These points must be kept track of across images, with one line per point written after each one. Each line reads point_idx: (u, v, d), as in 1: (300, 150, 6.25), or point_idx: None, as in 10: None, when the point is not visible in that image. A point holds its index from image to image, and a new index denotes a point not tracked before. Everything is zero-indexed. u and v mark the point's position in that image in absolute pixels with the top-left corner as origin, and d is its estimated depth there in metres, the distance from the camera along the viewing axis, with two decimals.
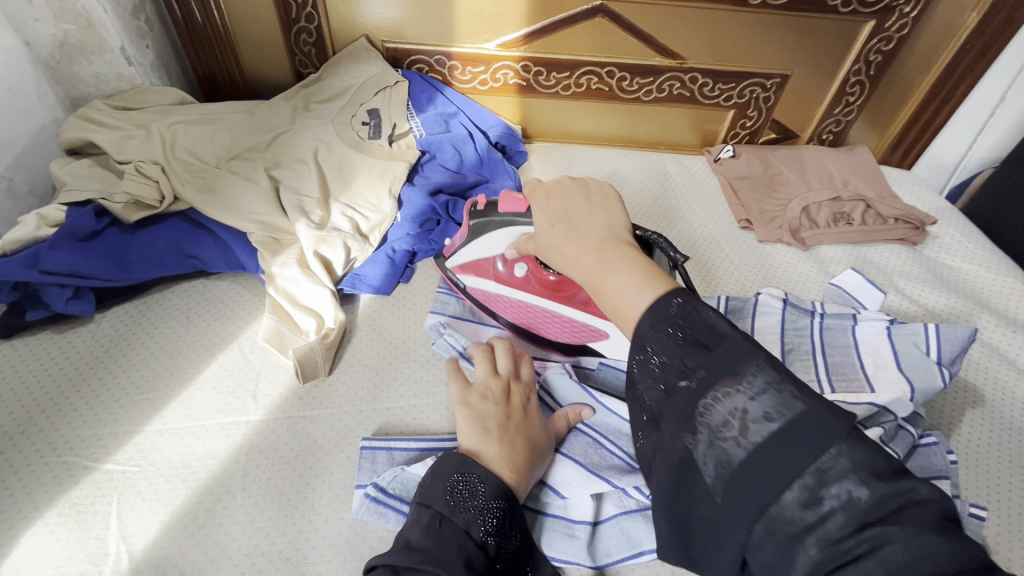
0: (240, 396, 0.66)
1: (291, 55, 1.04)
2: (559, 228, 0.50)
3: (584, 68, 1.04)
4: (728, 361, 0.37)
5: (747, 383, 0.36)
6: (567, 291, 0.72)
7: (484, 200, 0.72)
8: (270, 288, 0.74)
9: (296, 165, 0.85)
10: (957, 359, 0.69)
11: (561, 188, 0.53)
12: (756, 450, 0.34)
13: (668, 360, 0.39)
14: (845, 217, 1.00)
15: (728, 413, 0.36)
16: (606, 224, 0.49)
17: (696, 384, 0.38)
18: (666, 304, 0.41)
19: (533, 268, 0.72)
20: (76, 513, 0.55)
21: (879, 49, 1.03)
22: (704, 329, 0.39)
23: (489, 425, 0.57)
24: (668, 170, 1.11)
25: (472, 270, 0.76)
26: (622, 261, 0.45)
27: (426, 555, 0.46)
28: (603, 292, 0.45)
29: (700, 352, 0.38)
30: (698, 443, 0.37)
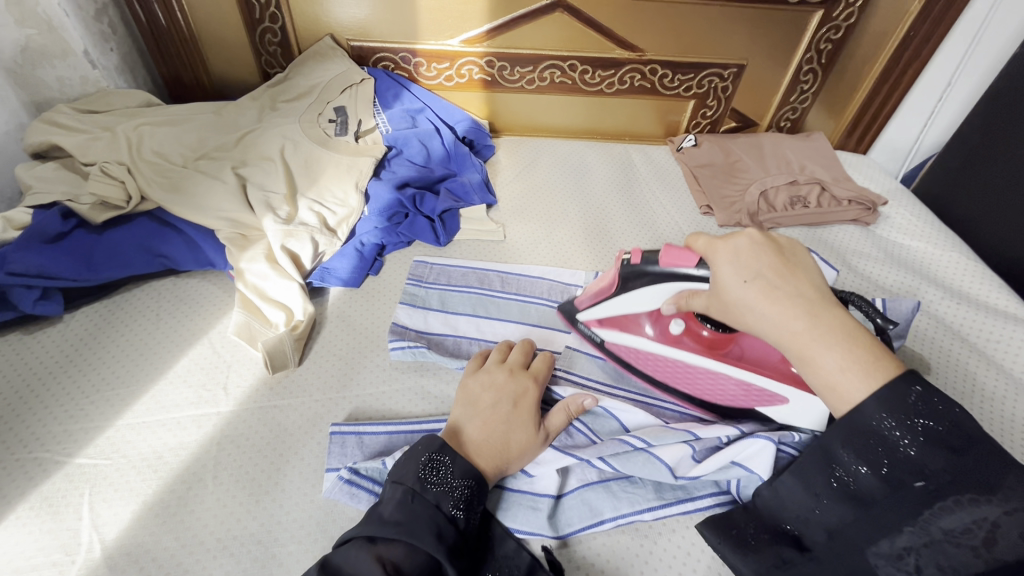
0: (211, 389, 0.68)
1: (256, 55, 1.05)
2: (757, 286, 0.52)
3: (547, 62, 1.06)
4: (981, 473, 0.45)
5: (1001, 500, 0.44)
6: (722, 347, 0.69)
7: (640, 254, 0.65)
8: (239, 284, 0.75)
9: (264, 163, 0.86)
10: (901, 331, 0.74)
11: (739, 242, 0.55)
12: (996, 566, 0.42)
13: (915, 456, 0.46)
14: (802, 200, 1.03)
15: (971, 521, 0.44)
16: (805, 283, 0.52)
17: (933, 486, 0.46)
18: (904, 393, 0.47)
19: (688, 324, 0.69)
20: (48, 506, 0.56)
21: (829, 38, 1.07)
22: (947, 429, 0.46)
23: (472, 410, 0.61)
24: (633, 160, 1.14)
25: (616, 327, 0.72)
26: (837, 337, 0.49)
27: (397, 527, 0.48)
28: (815, 366, 0.50)
29: (952, 456, 0.45)
30: (929, 544, 0.45)
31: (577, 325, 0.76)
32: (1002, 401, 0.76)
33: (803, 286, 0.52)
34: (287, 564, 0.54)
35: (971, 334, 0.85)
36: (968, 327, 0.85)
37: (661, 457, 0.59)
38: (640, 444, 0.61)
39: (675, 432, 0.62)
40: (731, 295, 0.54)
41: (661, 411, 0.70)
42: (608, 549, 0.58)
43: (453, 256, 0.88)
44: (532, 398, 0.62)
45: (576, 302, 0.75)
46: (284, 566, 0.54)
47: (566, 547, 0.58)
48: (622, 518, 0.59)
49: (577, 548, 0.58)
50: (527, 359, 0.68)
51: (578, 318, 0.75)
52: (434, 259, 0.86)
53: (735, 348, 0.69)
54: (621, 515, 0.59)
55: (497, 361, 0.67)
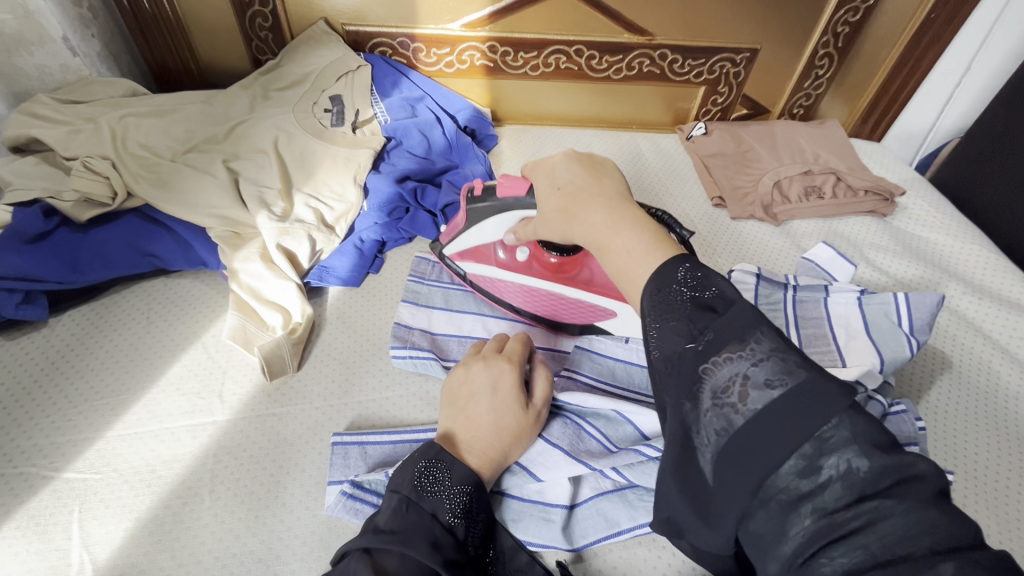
0: (205, 397, 0.64)
1: (247, 41, 1.00)
2: (560, 195, 0.52)
3: (552, 47, 1.02)
4: (734, 328, 0.36)
5: (752, 349, 0.35)
6: (568, 271, 0.74)
7: (480, 185, 0.69)
8: (233, 284, 0.72)
9: (256, 155, 0.82)
10: (927, 327, 0.70)
11: (559, 160, 0.54)
12: (756, 419, 0.33)
13: (679, 324, 0.38)
14: (817, 189, 1.00)
15: (730, 377, 0.34)
16: (608, 188, 0.50)
17: (701, 348, 0.36)
18: (672, 270, 0.40)
19: (535, 251, 0.73)
20: (35, 524, 0.53)
21: (847, 21, 1.03)
22: (712, 294, 0.38)
23: (452, 408, 0.58)
24: (641, 149, 1.10)
25: (473, 258, 0.75)
26: (630, 223, 0.46)
27: (391, 535, 0.46)
28: (610, 252, 0.45)
29: (709, 317, 0.37)
30: (701, 414, 0.35)
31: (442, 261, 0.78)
32: None
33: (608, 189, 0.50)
34: None
35: (994, 330, 0.82)
36: (992, 325, 0.82)
37: None
38: (655, 451, 0.57)
39: None
40: (547, 207, 0.53)
41: None
42: (626, 561, 0.56)
43: None
44: (509, 372, 0.59)
45: (439, 239, 0.78)
46: None
47: (581, 561, 0.56)
48: (639, 528, 0.56)
49: (593, 561, 0.56)
50: (503, 344, 0.64)
51: (442, 254, 0.78)
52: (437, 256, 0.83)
53: (582, 273, 0.74)
54: (638, 526, 0.56)
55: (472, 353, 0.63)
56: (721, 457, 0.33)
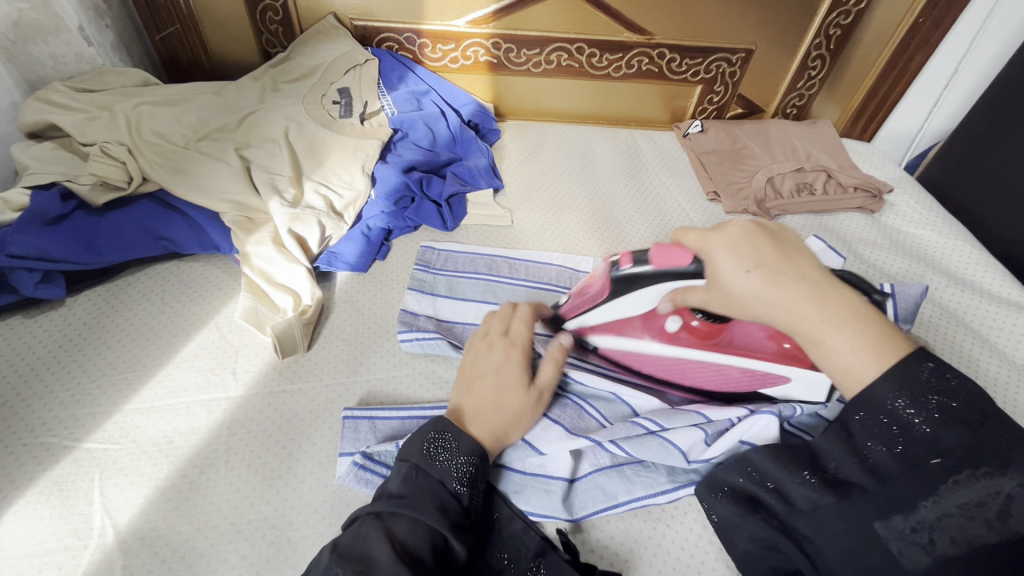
0: (219, 373, 0.67)
1: (257, 33, 1.02)
2: (759, 274, 0.50)
3: (554, 44, 1.05)
4: (997, 449, 0.43)
5: (1015, 474, 0.42)
6: (716, 336, 0.66)
7: (628, 256, 0.59)
8: (245, 267, 0.74)
9: (268, 144, 0.85)
10: (911, 316, 0.74)
11: (733, 232, 0.53)
12: (1011, 538, 0.41)
13: (930, 434, 0.45)
14: (808, 186, 1.03)
15: (983, 494, 0.42)
16: (805, 267, 0.51)
17: (950, 462, 0.44)
18: (916, 368, 0.46)
19: (683, 319, 0.65)
20: (58, 490, 0.56)
21: (839, 24, 1.06)
22: (964, 405, 0.45)
23: (463, 385, 0.61)
24: (639, 146, 1.13)
25: (609, 332, 0.69)
26: (846, 317, 0.48)
27: (402, 501, 0.50)
28: (826, 349, 0.48)
29: (965, 430, 0.44)
30: (926, 521, 0.43)
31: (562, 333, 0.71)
32: (1004, 385, 0.77)
33: (799, 270, 0.50)
34: (302, 547, 0.54)
35: (974, 320, 0.85)
36: (972, 316, 0.86)
37: (674, 442, 0.59)
38: (653, 428, 0.61)
39: (686, 415, 0.62)
40: (732, 285, 0.51)
41: (667, 396, 0.71)
42: (620, 532, 0.59)
43: (459, 241, 0.87)
44: (520, 361, 0.61)
45: (561, 312, 0.69)
46: (299, 549, 0.54)
47: (580, 532, 0.59)
48: (636, 501, 0.59)
49: (591, 532, 0.59)
50: (509, 324, 0.65)
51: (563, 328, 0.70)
52: (441, 244, 0.85)
53: (729, 336, 0.67)
54: (635, 498, 0.59)
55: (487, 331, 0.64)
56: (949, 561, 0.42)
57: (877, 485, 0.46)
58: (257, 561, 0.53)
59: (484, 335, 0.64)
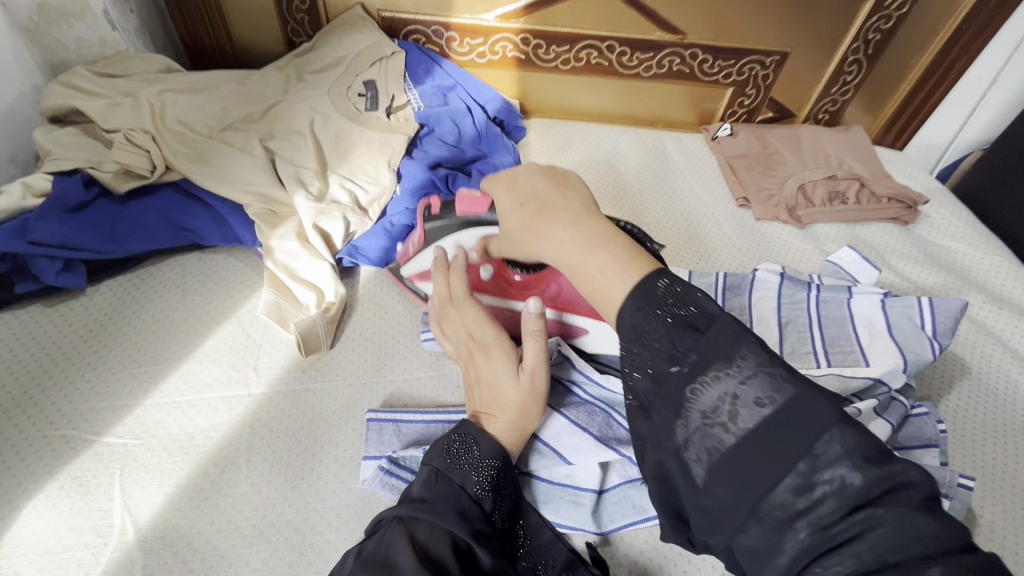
0: (241, 369, 0.66)
1: (283, 23, 1.00)
2: (529, 211, 0.55)
3: (584, 42, 1.03)
4: (719, 347, 0.38)
5: (737, 368, 0.37)
6: (537, 288, 0.68)
7: (438, 202, 0.69)
8: (268, 261, 0.73)
9: (292, 136, 0.83)
10: (950, 332, 0.71)
11: (523, 176, 0.59)
12: (744, 438, 0.35)
13: (666, 348, 0.40)
14: (840, 195, 1.01)
15: (718, 398, 0.37)
16: (574, 205, 0.53)
17: (687, 370, 0.39)
18: (652, 287, 0.42)
19: (498, 270, 0.68)
20: (78, 485, 0.54)
21: (878, 28, 1.03)
22: (694, 312, 0.40)
23: (471, 392, 0.60)
24: (667, 147, 1.11)
25: None
26: (599, 241, 0.48)
27: (423, 505, 0.48)
28: (586, 272, 0.47)
29: (694, 337, 0.39)
30: (688, 431, 0.38)
31: (403, 283, 0.76)
32: None
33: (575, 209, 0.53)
34: (325, 553, 0.53)
35: (1012, 339, 0.83)
36: (1010, 335, 0.83)
37: None
38: None
39: None
40: (512, 224, 0.57)
41: None
42: (650, 546, 0.57)
43: None
44: (499, 354, 0.58)
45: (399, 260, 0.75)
46: (322, 555, 0.53)
47: (609, 544, 0.57)
48: None
49: (620, 546, 0.57)
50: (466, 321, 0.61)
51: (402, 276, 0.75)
52: None
53: (551, 288, 0.67)
54: None
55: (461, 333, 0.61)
56: (712, 472, 0.36)
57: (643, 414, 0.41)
58: (280, 566, 0.52)
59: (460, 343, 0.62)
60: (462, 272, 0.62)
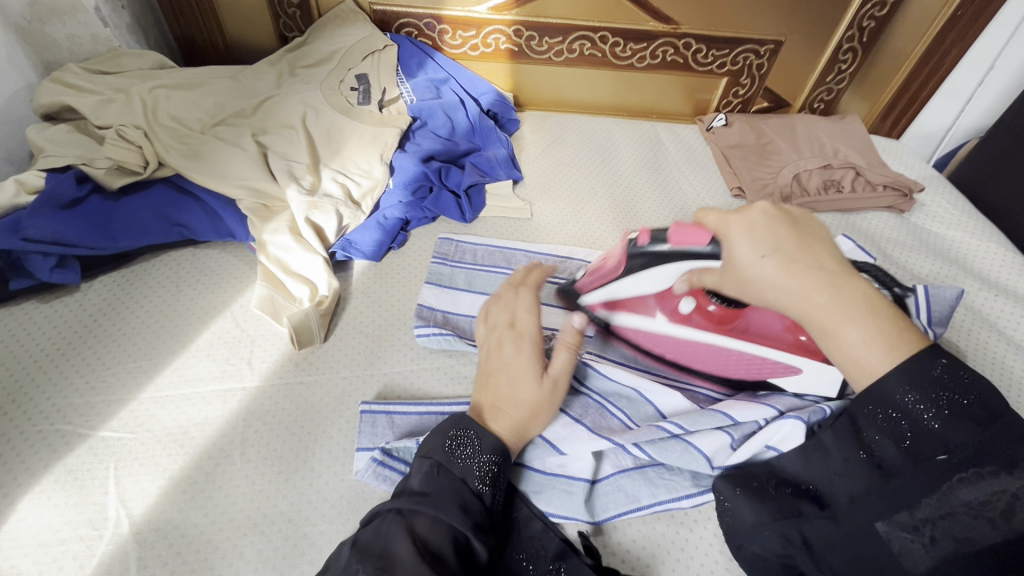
0: (235, 363, 0.66)
1: (275, 17, 1.00)
2: (774, 260, 0.48)
3: (577, 33, 1.02)
4: (1010, 450, 0.43)
5: (1022, 473, 0.43)
6: (730, 322, 0.65)
7: (646, 232, 0.62)
8: (262, 256, 0.73)
9: (285, 131, 0.83)
10: (945, 319, 0.72)
11: (752, 215, 0.50)
12: (1014, 537, 0.41)
13: (940, 430, 0.45)
14: (835, 183, 1.00)
15: (987, 491, 0.43)
16: (826, 259, 0.48)
17: (956, 461, 0.44)
18: (931, 366, 0.45)
19: (698, 302, 0.64)
20: (73, 479, 0.55)
21: (873, 15, 1.02)
22: (975, 402, 0.45)
23: (484, 382, 0.59)
24: (661, 139, 1.10)
25: (624, 309, 0.68)
26: (863, 309, 0.46)
27: (422, 499, 0.49)
28: (837, 341, 0.47)
29: (970, 428, 0.44)
30: (956, 516, 0.43)
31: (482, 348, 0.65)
32: None
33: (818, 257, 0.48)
34: (319, 543, 0.53)
35: (1008, 326, 0.83)
36: (1006, 322, 0.83)
37: (699, 447, 0.58)
38: (677, 431, 0.59)
39: (712, 416, 0.60)
40: (749, 270, 0.49)
41: (694, 394, 0.68)
42: (643, 536, 0.57)
43: (479, 234, 0.85)
44: (530, 353, 0.58)
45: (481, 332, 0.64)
46: (316, 545, 0.53)
47: (601, 533, 0.57)
48: (658, 504, 0.58)
49: (613, 535, 0.57)
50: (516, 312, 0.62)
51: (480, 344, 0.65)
52: (459, 236, 0.84)
53: (744, 323, 0.65)
54: (659, 502, 0.57)
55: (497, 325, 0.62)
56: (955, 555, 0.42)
57: (880, 481, 0.47)
58: (274, 556, 0.52)
59: (494, 329, 0.62)
60: (541, 271, 0.68)
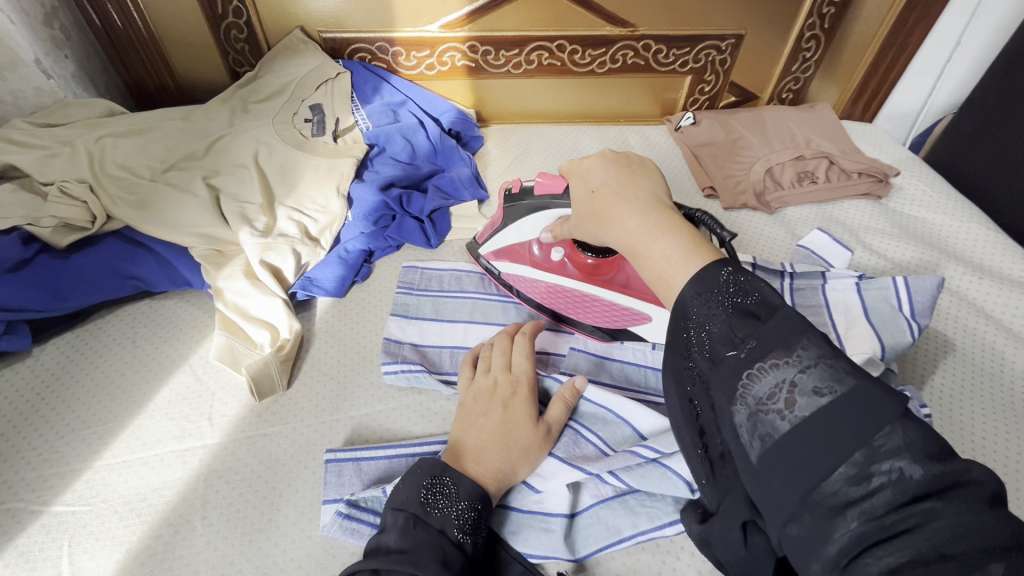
0: (195, 420, 0.63)
1: (223, 53, 0.98)
2: (600, 193, 0.54)
3: (533, 43, 1.00)
4: (779, 335, 0.36)
5: (797, 358, 0.35)
6: (604, 274, 0.73)
7: (519, 183, 0.68)
8: (218, 304, 0.71)
9: (237, 170, 0.81)
10: (928, 310, 0.69)
11: (596, 160, 0.57)
12: (803, 424, 0.33)
13: (722, 331, 0.39)
14: (809, 174, 0.99)
15: (774, 385, 0.35)
16: (649, 188, 0.53)
17: (745, 355, 0.37)
18: (714, 275, 0.41)
19: (571, 252, 0.73)
20: (24, 562, 0.52)
21: (832, 1, 1.00)
22: (755, 301, 0.39)
23: (467, 420, 0.58)
24: (629, 143, 1.08)
25: (508, 258, 0.75)
26: (666, 228, 0.47)
27: (401, 556, 0.45)
28: (646, 259, 0.47)
29: (752, 324, 0.38)
30: (744, 415, 0.35)
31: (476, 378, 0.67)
32: None
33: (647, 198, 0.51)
34: None
35: (996, 309, 0.80)
36: (994, 305, 0.80)
37: (677, 470, 0.55)
38: (651, 453, 0.56)
39: None
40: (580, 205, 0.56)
41: None
42: (627, 568, 0.55)
43: (445, 258, 0.83)
44: (525, 399, 0.59)
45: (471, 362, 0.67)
46: None
47: (584, 571, 0.55)
48: (641, 534, 0.55)
49: (597, 571, 0.55)
50: (510, 358, 0.63)
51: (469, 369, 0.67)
52: (425, 263, 0.81)
53: (616, 275, 0.73)
54: (641, 532, 0.55)
55: (487, 370, 0.62)
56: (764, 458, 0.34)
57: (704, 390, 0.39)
58: None
59: (487, 372, 0.62)
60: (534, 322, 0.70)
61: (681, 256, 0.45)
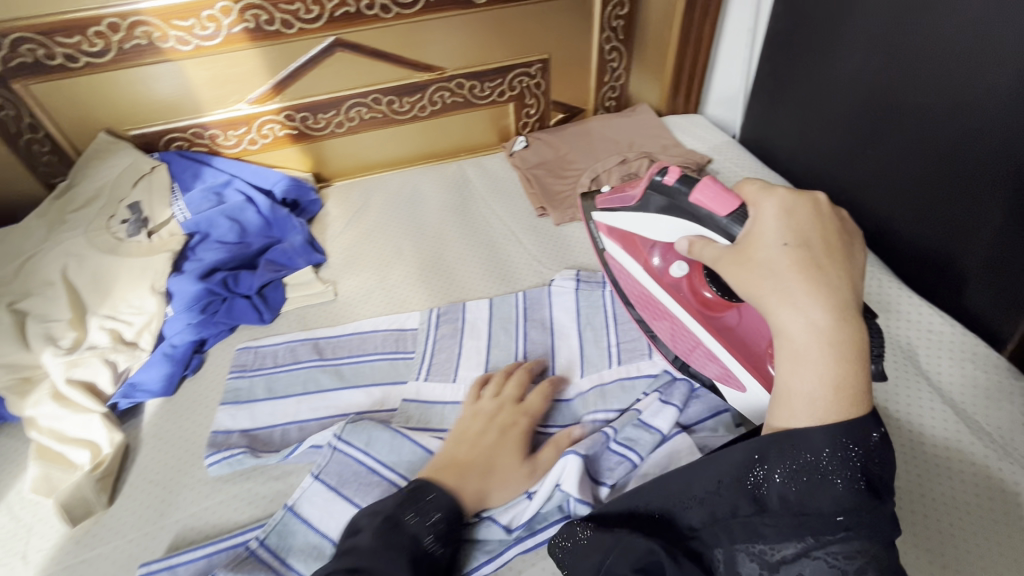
0: (7, 563, 0.61)
1: (32, 169, 0.95)
2: (791, 250, 0.48)
3: (349, 102, 1.03)
4: (880, 523, 0.42)
5: (877, 542, 0.42)
6: (716, 313, 0.69)
7: (676, 176, 0.65)
8: (30, 433, 0.69)
9: (45, 290, 0.77)
10: None
11: (800, 206, 0.52)
12: None
13: (839, 490, 0.42)
14: (634, 176, 1.03)
15: (847, 555, 0.42)
16: (845, 278, 0.48)
17: (845, 522, 0.42)
18: (871, 434, 0.43)
19: (693, 275, 0.71)
20: None
21: (618, 15, 1.08)
22: (879, 477, 0.43)
23: (468, 436, 0.61)
24: (468, 177, 1.11)
25: (625, 246, 0.77)
26: (844, 349, 0.45)
27: (372, 555, 0.47)
28: (793, 376, 0.46)
29: (874, 501, 0.42)
30: (802, 557, 0.43)
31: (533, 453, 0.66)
32: None
33: (844, 273, 0.47)
34: None
35: None
36: None
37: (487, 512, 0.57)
38: None
39: None
40: (759, 251, 0.50)
41: None
42: None
43: (280, 332, 0.84)
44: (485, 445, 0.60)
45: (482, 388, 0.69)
46: None
47: None
48: None
49: None
50: (521, 391, 0.67)
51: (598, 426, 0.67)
52: (259, 341, 0.82)
53: (733, 316, 0.68)
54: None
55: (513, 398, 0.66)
56: None
57: (757, 508, 0.45)
58: None
59: (495, 397, 0.66)
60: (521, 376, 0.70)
61: (846, 398, 0.44)
